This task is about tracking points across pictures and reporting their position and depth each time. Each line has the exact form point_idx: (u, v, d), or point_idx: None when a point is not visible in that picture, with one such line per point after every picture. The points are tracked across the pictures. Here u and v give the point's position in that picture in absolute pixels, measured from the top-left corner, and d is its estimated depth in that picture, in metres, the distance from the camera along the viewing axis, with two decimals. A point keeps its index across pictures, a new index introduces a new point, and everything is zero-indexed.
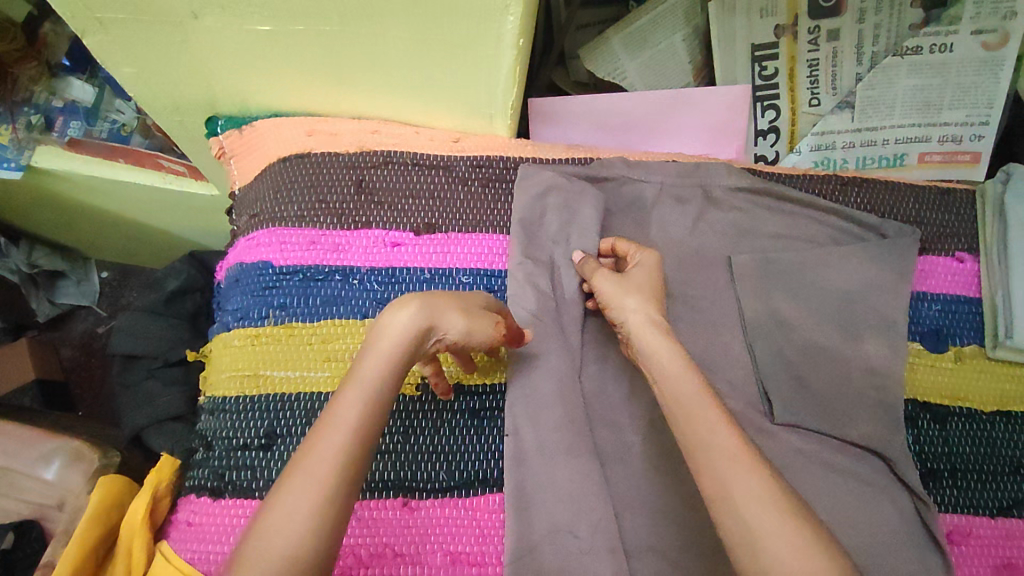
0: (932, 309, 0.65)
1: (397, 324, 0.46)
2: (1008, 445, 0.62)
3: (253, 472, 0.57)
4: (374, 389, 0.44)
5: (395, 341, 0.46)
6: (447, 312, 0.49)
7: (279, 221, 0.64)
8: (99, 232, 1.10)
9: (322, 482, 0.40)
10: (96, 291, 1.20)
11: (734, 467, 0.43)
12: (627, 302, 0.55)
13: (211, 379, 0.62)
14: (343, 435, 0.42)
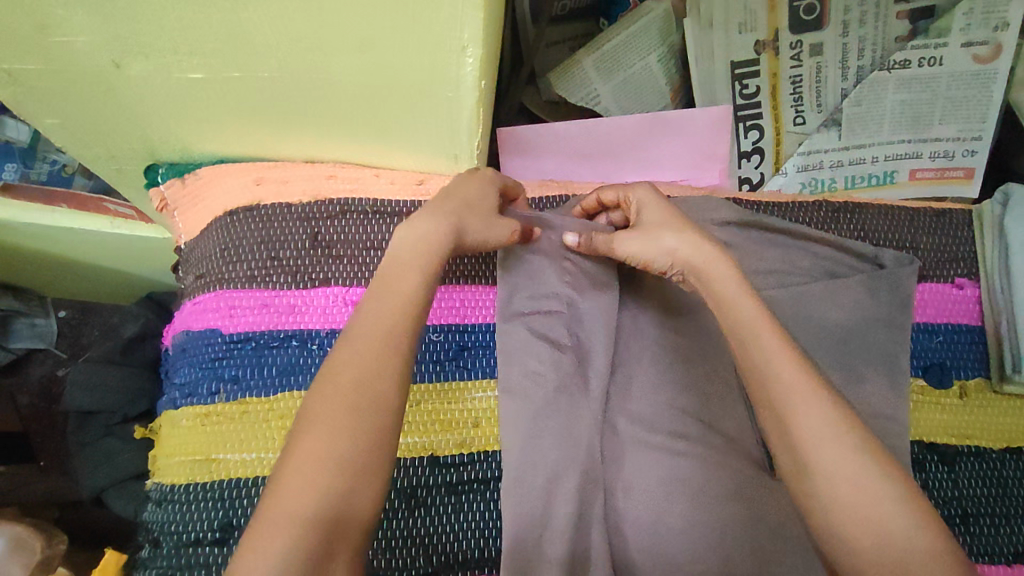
0: (933, 342, 0.61)
1: (421, 229, 0.51)
2: (1019, 485, 0.59)
3: (209, 570, 0.51)
4: (424, 254, 0.50)
5: (427, 236, 0.51)
6: (455, 207, 0.53)
7: (227, 283, 0.58)
8: (48, 278, 1.03)
9: (379, 338, 0.45)
10: (55, 332, 1.01)
11: (796, 389, 0.43)
12: (661, 237, 0.53)
13: (158, 463, 0.55)
14: (395, 305, 0.47)
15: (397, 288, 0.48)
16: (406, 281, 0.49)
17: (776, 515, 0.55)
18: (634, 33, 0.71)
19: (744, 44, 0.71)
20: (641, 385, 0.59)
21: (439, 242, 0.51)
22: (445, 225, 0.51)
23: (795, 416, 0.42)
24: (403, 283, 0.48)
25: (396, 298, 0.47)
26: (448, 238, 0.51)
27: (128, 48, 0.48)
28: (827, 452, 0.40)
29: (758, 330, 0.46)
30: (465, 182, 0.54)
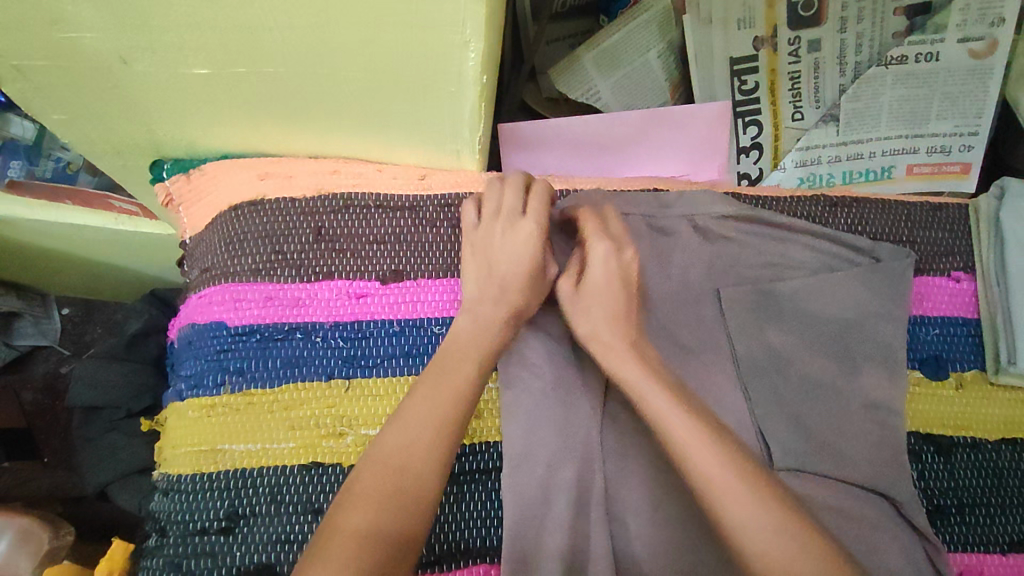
0: (929, 334, 0.62)
1: (482, 317, 0.55)
2: (1015, 475, 0.59)
3: (214, 559, 0.52)
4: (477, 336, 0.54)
5: (489, 330, 0.54)
6: (505, 280, 0.56)
7: (232, 276, 0.59)
8: (51, 274, 1.04)
9: (438, 420, 0.48)
10: (57, 330, 1.04)
11: (730, 489, 0.44)
12: (591, 316, 0.56)
13: (165, 453, 0.56)
14: (451, 391, 0.50)
15: (453, 379, 0.51)
16: (464, 368, 0.52)
17: None
18: (632, 30, 0.72)
19: (742, 39, 0.71)
20: None
21: (494, 334, 0.54)
22: (503, 305, 0.55)
23: (706, 486, 0.45)
24: (461, 371, 0.51)
25: (455, 383, 0.51)
26: (502, 328, 0.55)
27: (134, 44, 0.49)
28: (770, 547, 0.42)
29: (673, 423, 0.48)
30: (514, 249, 0.56)
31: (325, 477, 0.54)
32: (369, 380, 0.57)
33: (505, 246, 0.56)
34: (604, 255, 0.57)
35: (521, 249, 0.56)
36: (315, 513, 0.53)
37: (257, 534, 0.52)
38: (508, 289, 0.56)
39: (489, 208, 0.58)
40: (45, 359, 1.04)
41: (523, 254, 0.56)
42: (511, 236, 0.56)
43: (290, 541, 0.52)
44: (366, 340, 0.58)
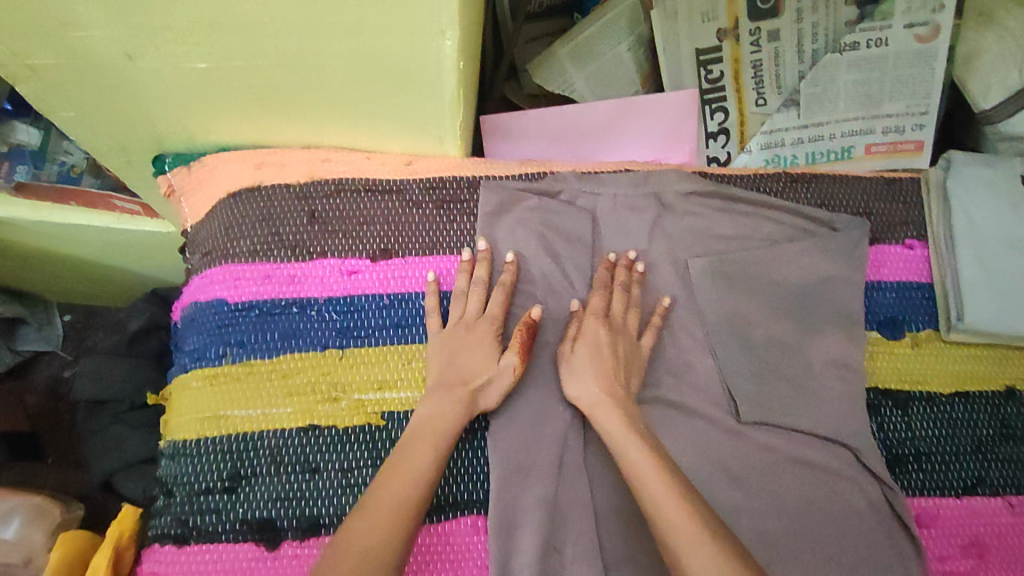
0: (886, 298, 0.66)
1: (443, 408, 0.56)
2: (968, 425, 0.63)
3: (219, 515, 0.55)
4: (443, 421, 0.55)
5: (446, 417, 0.55)
6: (465, 373, 0.58)
7: (232, 258, 0.63)
8: (57, 279, 1.09)
9: (398, 500, 0.49)
10: (60, 335, 1.08)
11: (688, 534, 0.46)
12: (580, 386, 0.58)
13: (171, 423, 0.60)
14: (412, 474, 0.51)
15: (411, 462, 0.51)
16: (419, 453, 0.52)
17: (743, 456, 0.60)
18: (603, 24, 0.77)
19: (706, 31, 0.76)
20: None
21: (454, 417, 0.55)
22: (460, 396, 0.57)
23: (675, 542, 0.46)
24: (419, 455, 0.52)
25: (407, 470, 0.51)
26: (467, 413, 0.56)
27: (140, 41, 0.53)
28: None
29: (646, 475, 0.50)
30: (473, 351, 0.59)
31: (322, 438, 0.58)
32: (363, 350, 0.61)
33: (466, 345, 0.59)
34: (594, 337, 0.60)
35: (479, 353, 0.59)
36: (314, 472, 0.57)
37: (260, 492, 0.56)
38: (464, 386, 0.57)
39: (453, 316, 0.60)
40: (46, 362, 1.08)
41: (478, 359, 0.59)
42: (472, 342, 0.59)
43: (290, 498, 0.56)
44: (358, 313, 0.62)
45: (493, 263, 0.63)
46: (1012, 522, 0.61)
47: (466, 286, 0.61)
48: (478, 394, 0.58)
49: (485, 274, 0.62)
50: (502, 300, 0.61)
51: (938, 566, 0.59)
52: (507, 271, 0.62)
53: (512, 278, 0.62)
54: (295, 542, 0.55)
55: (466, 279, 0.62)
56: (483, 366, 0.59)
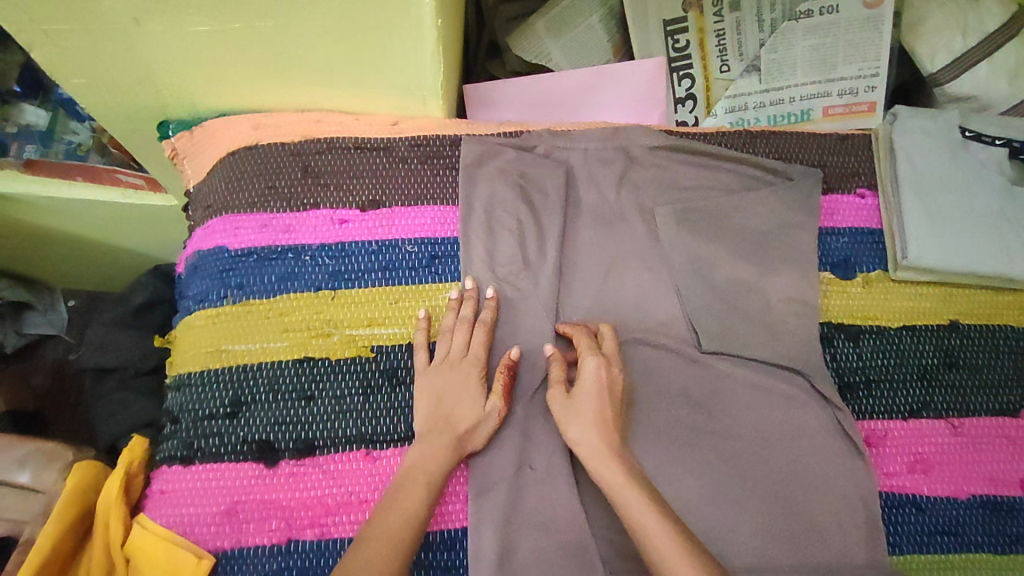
0: (839, 242, 0.72)
1: (434, 449, 0.58)
2: (915, 354, 0.68)
3: (221, 437, 0.60)
4: (427, 471, 0.57)
5: (435, 459, 0.57)
6: (450, 415, 0.60)
7: (232, 209, 0.68)
8: (67, 258, 1.15)
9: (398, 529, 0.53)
10: (64, 319, 1.20)
11: (680, 574, 0.48)
12: (572, 427, 0.58)
13: (176, 359, 0.65)
14: (406, 513, 0.54)
15: (403, 502, 0.55)
16: (414, 492, 0.55)
17: (703, 383, 0.65)
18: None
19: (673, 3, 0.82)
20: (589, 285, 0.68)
21: (446, 459, 0.58)
22: (448, 443, 0.58)
23: None
24: (411, 493, 0.55)
25: (409, 508, 0.54)
26: (454, 456, 0.58)
27: (147, 5, 0.59)
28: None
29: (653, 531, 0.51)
30: (460, 391, 0.61)
31: (316, 368, 0.63)
32: (353, 290, 0.66)
33: (454, 383, 0.61)
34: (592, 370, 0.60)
35: (463, 389, 0.61)
36: (309, 398, 0.62)
37: (259, 417, 0.61)
38: (452, 427, 0.59)
39: (438, 353, 0.63)
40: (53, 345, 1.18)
41: (467, 395, 0.61)
42: (456, 380, 0.61)
43: (287, 422, 0.61)
44: (349, 258, 0.67)
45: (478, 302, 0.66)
46: (956, 442, 0.65)
47: (452, 323, 0.64)
48: (466, 440, 0.59)
49: (471, 312, 0.64)
50: (483, 339, 0.63)
51: (886, 482, 0.64)
52: (486, 315, 0.64)
53: (494, 314, 0.64)
54: (291, 461, 0.60)
55: (453, 318, 0.64)
56: (471, 410, 0.60)
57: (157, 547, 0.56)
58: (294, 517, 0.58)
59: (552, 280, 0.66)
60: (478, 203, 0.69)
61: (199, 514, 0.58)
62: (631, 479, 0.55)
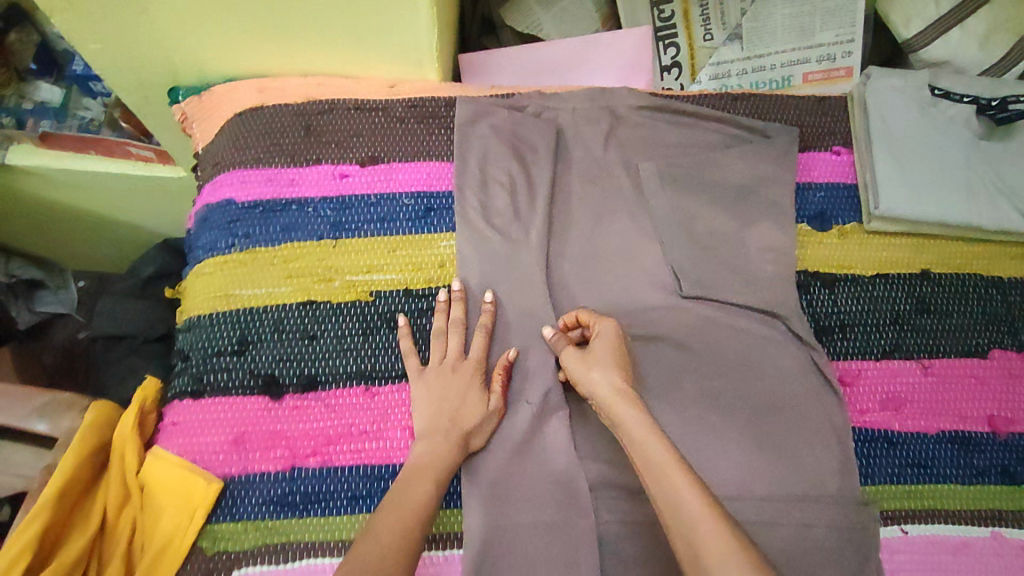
0: (815, 196, 0.75)
1: (438, 449, 0.59)
2: (888, 300, 0.71)
3: (229, 372, 0.64)
4: (433, 467, 0.58)
5: (439, 458, 0.59)
6: (449, 413, 0.61)
7: (239, 165, 0.72)
8: (83, 232, 1.20)
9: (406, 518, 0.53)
10: (73, 298, 1.16)
11: (697, 519, 0.48)
12: (592, 375, 0.60)
13: (188, 303, 0.69)
14: (417, 504, 0.55)
15: (404, 499, 0.55)
16: (419, 486, 0.56)
17: (687, 327, 0.68)
18: None
19: None
20: (576, 235, 0.71)
21: (450, 459, 0.59)
22: (451, 441, 0.60)
23: (699, 544, 0.47)
24: (420, 485, 0.56)
25: (415, 500, 0.55)
26: (458, 453, 0.60)
27: None
28: (726, 567, 0.45)
29: (671, 481, 0.51)
30: (461, 391, 0.63)
31: (318, 310, 0.67)
32: (353, 239, 0.69)
33: (454, 384, 0.63)
34: (607, 330, 0.63)
35: (464, 388, 0.63)
36: (311, 338, 0.65)
37: (265, 355, 0.65)
38: (457, 427, 0.61)
39: (433, 360, 0.64)
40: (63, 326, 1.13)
41: (468, 396, 0.63)
42: (456, 381, 0.63)
43: (291, 359, 0.65)
44: (349, 209, 0.71)
45: (469, 304, 0.68)
46: (926, 381, 0.69)
47: (443, 327, 0.66)
48: (470, 437, 0.61)
49: (461, 313, 0.66)
50: (482, 344, 0.65)
51: (860, 417, 0.67)
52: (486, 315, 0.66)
53: (491, 319, 0.66)
54: (295, 395, 0.64)
55: (444, 320, 0.66)
56: (472, 408, 0.62)
57: (171, 471, 0.60)
58: (297, 446, 0.62)
59: (542, 230, 0.69)
60: (471, 159, 0.72)
61: (208, 443, 0.62)
62: (653, 432, 0.55)
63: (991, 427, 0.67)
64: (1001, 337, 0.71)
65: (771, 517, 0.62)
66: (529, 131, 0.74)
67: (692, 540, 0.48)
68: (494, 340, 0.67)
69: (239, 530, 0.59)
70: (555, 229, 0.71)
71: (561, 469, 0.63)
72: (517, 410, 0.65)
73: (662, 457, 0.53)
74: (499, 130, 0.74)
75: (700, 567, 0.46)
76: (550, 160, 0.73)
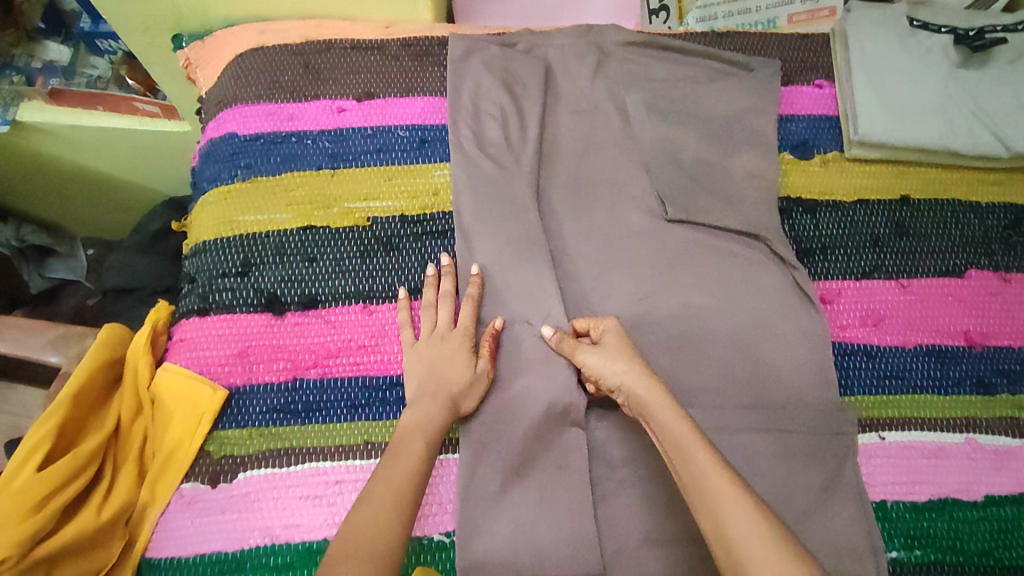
0: (798, 127, 0.78)
1: (426, 413, 0.59)
2: (868, 224, 0.74)
3: (234, 292, 0.67)
4: (422, 429, 0.58)
5: (427, 422, 0.58)
6: (434, 378, 0.61)
7: (241, 102, 0.75)
8: (85, 195, 1.22)
9: (396, 487, 0.53)
10: (84, 266, 1.22)
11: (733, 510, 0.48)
12: (613, 365, 0.59)
13: (194, 232, 0.72)
14: (405, 475, 0.54)
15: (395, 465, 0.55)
16: (409, 452, 0.56)
17: (673, 249, 0.71)
18: None
19: None
20: (565, 165, 0.74)
21: (438, 422, 0.59)
22: (441, 404, 0.60)
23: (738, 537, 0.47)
24: (404, 453, 0.56)
25: (405, 466, 0.55)
26: (447, 416, 0.59)
27: None
28: (764, 561, 0.45)
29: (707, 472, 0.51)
30: (448, 359, 0.62)
31: (318, 234, 0.70)
32: (350, 169, 0.72)
33: (442, 355, 0.63)
34: (611, 326, 0.63)
35: (453, 357, 0.62)
36: (311, 261, 0.68)
37: (267, 276, 0.68)
38: (443, 390, 0.60)
39: (423, 329, 0.65)
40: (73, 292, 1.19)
41: (455, 363, 0.62)
42: (443, 348, 0.63)
43: (292, 280, 0.68)
44: (346, 141, 0.73)
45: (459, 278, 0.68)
46: (904, 299, 0.71)
47: (433, 299, 0.66)
48: (459, 400, 0.61)
49: (451, 287, 0.66)
50: (470, 312, 0.65)
51: (839, 332, 0.70)
52: (474, 286, 0.66)
53: (479, 289, 0.66)
54: (296, 313, 0.67)
55: (434, 292, 0.66)
56: (461, 372, 0.62)
57: (179, 380, 0.64)
58: (299, 358, 0.65)
59: (532, 159, 0.72)
60: (464, 93, 0.75)
61: (214, 355, 0.65)
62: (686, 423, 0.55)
63: (967, 342, 0.70)
64: (980, 258, 0.73)
65: (752, 424, 0.65)
66: (520, 66, 0.77)
67: (727, 529, 0.48)
68: (482, 311, 0.67)
69: (245, 436, 0.63)
70: (545, 159, 0.74)
71: (560, 383, 0.64)
72: (515, 326, 0.66)
73: (693, 443, 0.53)
74: (491, 66, 0.76)
75: (726, 540, 0.47)
76: (540, 93, 0.75)
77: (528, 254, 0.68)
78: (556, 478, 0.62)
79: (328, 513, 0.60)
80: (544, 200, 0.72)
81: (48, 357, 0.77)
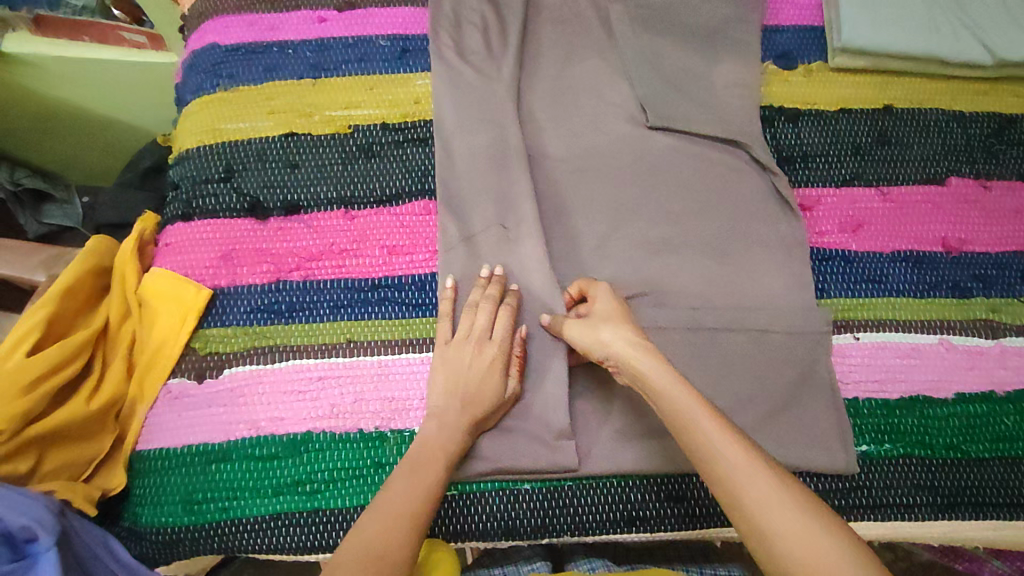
0: (783, 37, 0.77)
1: (449, 432, 0.57)
2: (851, 133, 0.73)
3: (218, 199, 0.68)
4: (440, 449, 0.56)
5: (453, 440, 0.57)
6: (462, 390, 0.59)
7: (222, 12, 0.75)
8: (69, 142, 1.18)
9: (401, 510, 0.52)
10: (79, 214, 1.15)
11: (746, 472, 0.47)
12: (603, 331, 0.57)
13: (178, 142, 0.72)
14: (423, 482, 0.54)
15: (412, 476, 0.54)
16: (431, 471, 0.55)
17: (653, 156, 0.71)
18: None
19: None
20: (546, 74, 0.73)
21: (461, 445, 0.57)
22: (467, 426, 0.58)
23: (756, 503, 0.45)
24: (431, 465, 0.55)
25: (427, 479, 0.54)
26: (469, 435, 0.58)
27: None
28: (786, 524, 0.44)
29: (715, 434, 0.49)
30: (479, 369, 0.59)
31: (300, 141, 0.70)
32: (332, 78, 0.72)
33: (471, 369, 0.59)
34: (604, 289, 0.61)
35: (485, 370, 0.59)
36: (294, 167, 0.69)
37: (251, 182, 0.68)
38: (472, 407, 0.59)
39: (461, 329, 0.61)
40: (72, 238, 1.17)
41: (486, 378, 0.59)
42: (475, 359, 0.60)
43: (275, 186, 0.68)
44: (327, 51, 0.73)
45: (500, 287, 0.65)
46: (883, 206, 0.71)
47: (478, 299, 0.62)
48: (485, 419, 0.59)
49: (497, 293, 0.62)
50: (510, 327, 0.61)
51: (818, 238, 0.70)
52: (512, 300, 0.62)
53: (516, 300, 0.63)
54: (279, 218, 0.68)
55: (478, 295, 0.62)
56: (494, 386, 0.59)
57: (164, 280, 0.65)
58: (282, 261, 0.66)
59: (513, 67, 0.71)
60: (445, 3, 0.74)
61: (199, 259, 0.66)
62: (682, 380, 0.53)
63: (944, 248, 0.71)
64: (959, 166, 0.73)
65: (733, 325, 0.65)
66: None
67: (738, 494, 0.46)
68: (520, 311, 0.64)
69: (230, 335, 0.64)
70: (526, 69, 0.73)
71: (539, 288, 0.65)
72: (494, 232, 0.67)
73: (691, 403, 0.51)
74: None
75: (745, 507, 0.46)
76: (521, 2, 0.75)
77: (506, 163, 0.68)
78: (532, 377, 0.63)
79: (311, 407, 0.62)
80: (525, 109, 0.72)
81: (37, 277, 0.78)
